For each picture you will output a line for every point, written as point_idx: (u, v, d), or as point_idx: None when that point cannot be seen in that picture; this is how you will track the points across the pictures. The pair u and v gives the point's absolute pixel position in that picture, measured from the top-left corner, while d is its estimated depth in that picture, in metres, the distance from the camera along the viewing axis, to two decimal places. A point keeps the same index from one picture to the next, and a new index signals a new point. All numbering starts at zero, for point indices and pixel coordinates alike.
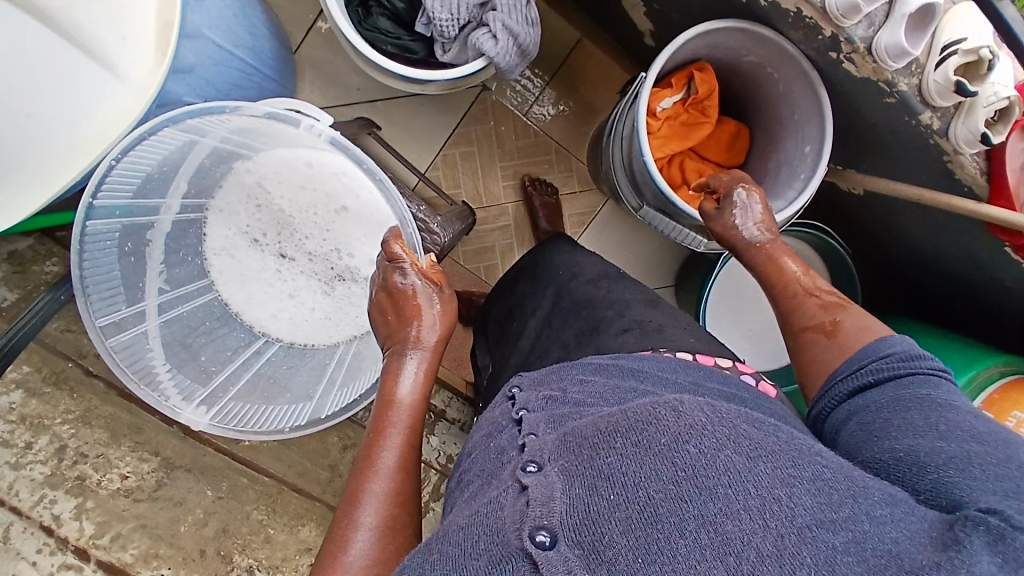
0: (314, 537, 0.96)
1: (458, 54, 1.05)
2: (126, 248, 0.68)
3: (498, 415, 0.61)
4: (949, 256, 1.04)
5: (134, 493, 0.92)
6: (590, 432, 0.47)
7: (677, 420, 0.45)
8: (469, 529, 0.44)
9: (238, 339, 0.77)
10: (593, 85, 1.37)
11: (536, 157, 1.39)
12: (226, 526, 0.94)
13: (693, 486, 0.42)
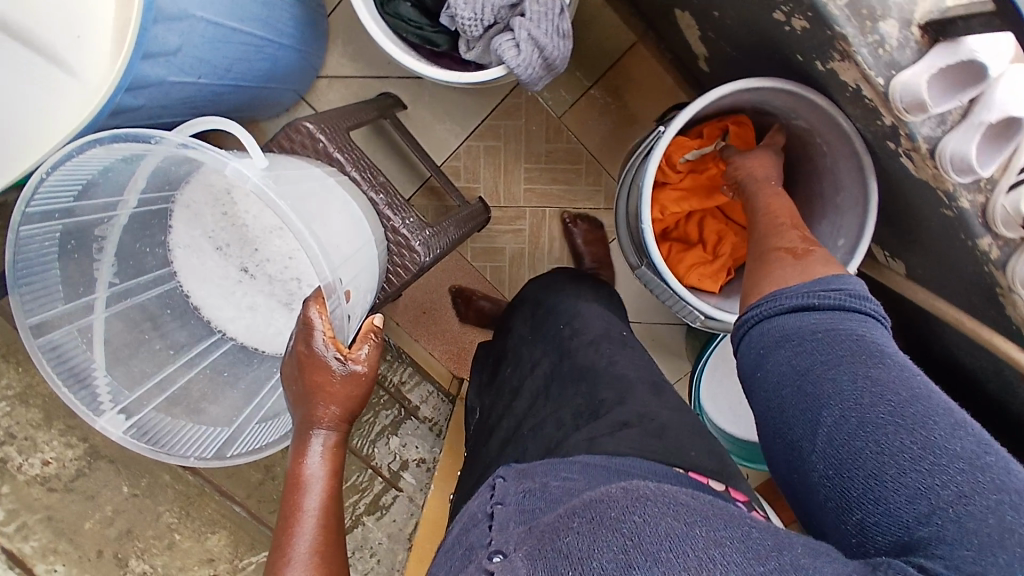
0: (221, 547, 0.94)
1: (482, 55, 0.96)
2: (69, 245, 0.67)
3: (474, 505, 0.52)
4: (987, 384, 0.91)
5: (48, 482, 0.87)
6: (547, 525, 0.42)
7: (626, 496, 0.41)
8: None
9: (185, 336, 0.76)
10: (640, 96, 1.25)
11: (565, 164, 1.29)
12: (132, 527, 0.91)
13: (643, 557, 0.36)
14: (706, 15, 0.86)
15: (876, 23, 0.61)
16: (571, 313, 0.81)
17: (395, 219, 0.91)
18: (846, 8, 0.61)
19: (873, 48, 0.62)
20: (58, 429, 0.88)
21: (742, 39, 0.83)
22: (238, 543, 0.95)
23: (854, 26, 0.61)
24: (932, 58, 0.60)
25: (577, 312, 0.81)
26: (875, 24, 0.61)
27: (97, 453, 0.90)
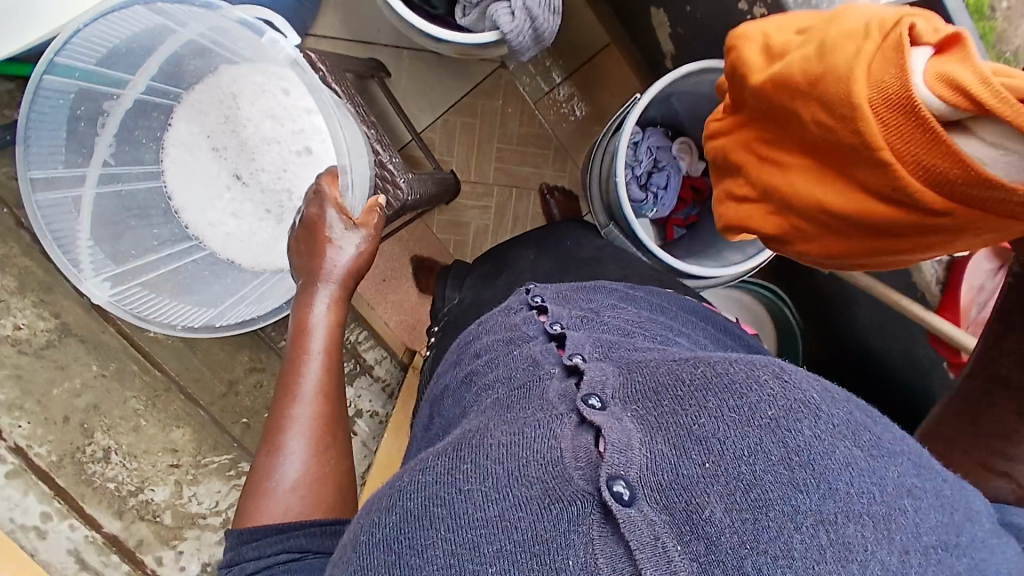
0: (184, 441, 0.98)
1: (476, 22, 1.05)
2: (80, 115, 0.71)
3: (519, 320, 0.61)
4: (894, 358, 1.07)
5: (19, 345, 0.93)
6: (667, 381, 0.48)
7: (785, 394, 0.44)
8: (514, 451, 0.45)
9: (170, 235, 0.79)
10: (608, 93, 1.38)
11: (535, 148, 1.38)
12: (98, 403, 0.96)
13: (803, 467, 0.41)
14: (677, 10, 1.00)
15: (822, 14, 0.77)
16: (561, 234, 0.89)
17: (383, 155, 0.95)
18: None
19: None
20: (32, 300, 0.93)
21: (708, 31, 0.96)
22: (200, 441, 0.98)
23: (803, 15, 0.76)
24: None
25: (585, 238, 0.88)
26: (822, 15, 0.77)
27: (67, 330, 0.95)
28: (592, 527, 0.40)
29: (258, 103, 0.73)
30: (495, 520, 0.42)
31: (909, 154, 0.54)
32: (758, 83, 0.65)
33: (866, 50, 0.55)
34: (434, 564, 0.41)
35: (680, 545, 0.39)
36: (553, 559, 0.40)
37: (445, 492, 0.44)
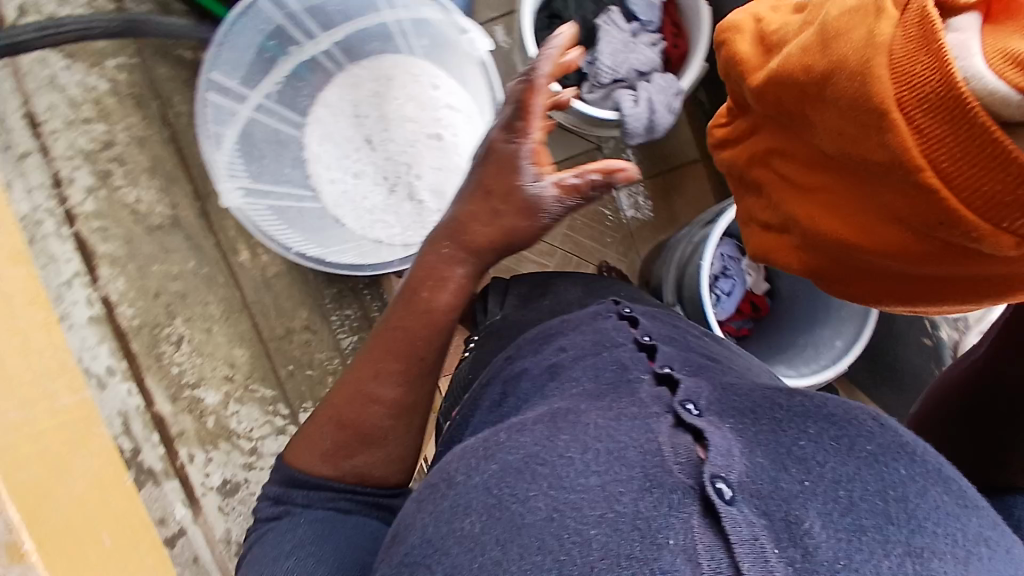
0: (241, 361, 0.96)
1: (599, 100, 1.17)
2: (263, 39, 0.82)
3: (611, 327, 0.66)
4: None
5: (137, 215, 0.95)
6: (770, 409, 0.51)
7: (884, 435, 0.49)
8: (616, 436, 0.48)
9: (293, 176, 0.88)
10: (683, 202, 1.48)
11: (606, 227, 1.47)
12: (186, 292, 0.95)
13: (898, 505, 0.43)
14: None
15: None
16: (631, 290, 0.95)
17: None
18: None
19: None
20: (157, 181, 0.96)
21: None
22: (256, 365, 0.97)
23: None
24: None
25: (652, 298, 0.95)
26: None
27: (180, 222, 0.97)
28: (694, 521, 0.41)
29: (409, 91, 0.90)
30: (597, 488, 0.44)
31: (940, 160, 0.46)
32: (757, 83, 0.59)
33: (882, 34, 0.47)
34: (535, 513, 0.43)
35: (777, 544, 0.40)
36: (656, 534, 0.41)
37: (547, 454, 0.47)
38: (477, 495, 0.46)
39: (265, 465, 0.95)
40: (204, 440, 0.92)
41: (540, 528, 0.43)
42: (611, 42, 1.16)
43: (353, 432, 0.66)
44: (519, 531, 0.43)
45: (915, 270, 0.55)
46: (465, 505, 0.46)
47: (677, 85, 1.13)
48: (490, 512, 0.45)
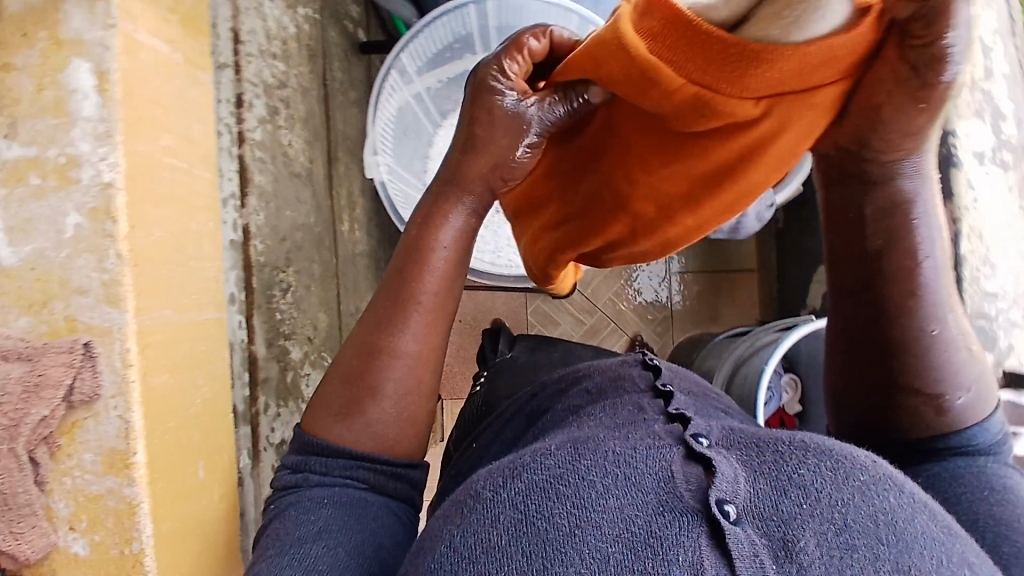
0: (320, 328, 0.93)
1: None
2: (455, 40, 0.89)
3: (637, 377, 0.65)
4: None
5: (287, 159, 0.87)
6: (767, 438, 0.45)
7: (874, 468, 0.43)
8: (626, 460, 0.43)
9: (417, 166, 0.95)
10: (725, 305, 1.49)
11: (650, 305, 1.48)
12: (294, 250, 0.89)
13: (891, 529, 0.38)
14: None
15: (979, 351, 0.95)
16: None
17: None
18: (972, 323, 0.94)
19: None
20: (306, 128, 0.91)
21: None
22: (330, 337, 0.95)
23: None
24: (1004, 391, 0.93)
25: None
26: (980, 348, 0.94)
27: (307, 175, 0.91)
28: (702, 544, 0.37)
29: None
30: (614, 508, 0.40)
31: (684, 64, 0.42)
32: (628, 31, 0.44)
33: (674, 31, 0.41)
34: (556, 529, 0.39)
35: (777, 566, 0.36)
36: (667, 553, 0.37)
37: (567, 472, 0.43)
38: (501, 509, 0.41)
39: None
40: (282, 394, 0.87)
41: (560, 544, 0.38)
42: None
43: (354, 411, 0.62)
44: (544, 545, 0.38)
45: (658, 212, 0.59)
46: (486, 516, 0.41)
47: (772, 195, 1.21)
48: (514, 527, 0.40)
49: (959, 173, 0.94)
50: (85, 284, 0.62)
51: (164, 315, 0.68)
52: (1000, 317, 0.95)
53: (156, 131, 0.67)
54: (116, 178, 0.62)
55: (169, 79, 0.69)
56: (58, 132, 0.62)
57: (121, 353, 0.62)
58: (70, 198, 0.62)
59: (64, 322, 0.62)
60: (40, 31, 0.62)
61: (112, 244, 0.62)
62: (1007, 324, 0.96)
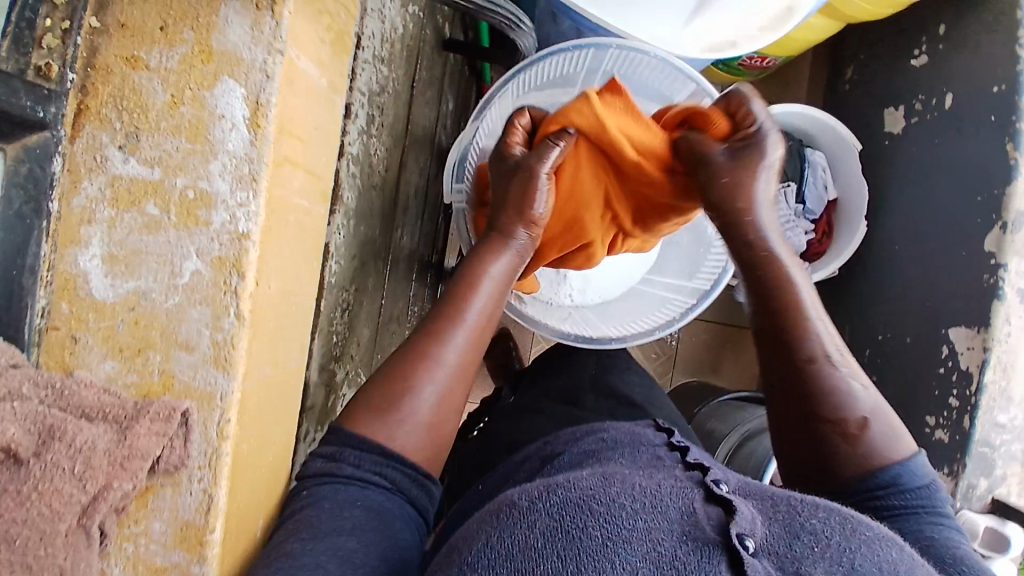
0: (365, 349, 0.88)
1: None
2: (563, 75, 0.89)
3: (651, 435, 0.68)
4: None
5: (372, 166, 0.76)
6: (779, 496, 0.54)
7: (873, 527, 0.51)
8: (654, 496, 0.50)
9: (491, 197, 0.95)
10: (728, 360, 1.50)
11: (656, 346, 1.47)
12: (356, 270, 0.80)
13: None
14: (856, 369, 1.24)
15: (977, 478, 0.97)
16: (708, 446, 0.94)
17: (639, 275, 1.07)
18: (978, 450, 0.97)
19: (969, 486, 0.97)
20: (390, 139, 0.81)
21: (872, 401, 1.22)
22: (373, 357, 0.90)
23: (973, 463, 0.97)
24: (989, 518, 0.94)
25: None
26: (979, 474, 0.97)
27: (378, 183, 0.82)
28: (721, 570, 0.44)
29: None
30: (644, 530, 0.46)
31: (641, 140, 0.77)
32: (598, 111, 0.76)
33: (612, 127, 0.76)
34: (591, 539, 0.45)
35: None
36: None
37: (599, 494, 0.49)
38: (539, 515, 0.47)
39: None
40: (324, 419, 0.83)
41: (595, 554, 0.44)
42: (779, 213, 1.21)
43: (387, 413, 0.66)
44: (579, 552, 0.44)
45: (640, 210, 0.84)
46: (522, 521, 0.47)
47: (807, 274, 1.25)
48: (552, 530, 0.46)
49: (1002, 306, 0.97)
50: (193, 338, 0.55)
51: (261, 370, 0.59)
52: (1002, 449, 0.96)
53: (294, 167, 0.59)
54: (253, 229, 0.55)
55: (313, 108, 0.61)
56: (190, 160, 0.55)
57: (218, 422, 0.55)
58: (192, 238, 0.55)
59: (159, 376, 0.56)
60: (186, 33, 0.55)
61: (234, 301, 0.55)
62: (1007, 457, 0.96)
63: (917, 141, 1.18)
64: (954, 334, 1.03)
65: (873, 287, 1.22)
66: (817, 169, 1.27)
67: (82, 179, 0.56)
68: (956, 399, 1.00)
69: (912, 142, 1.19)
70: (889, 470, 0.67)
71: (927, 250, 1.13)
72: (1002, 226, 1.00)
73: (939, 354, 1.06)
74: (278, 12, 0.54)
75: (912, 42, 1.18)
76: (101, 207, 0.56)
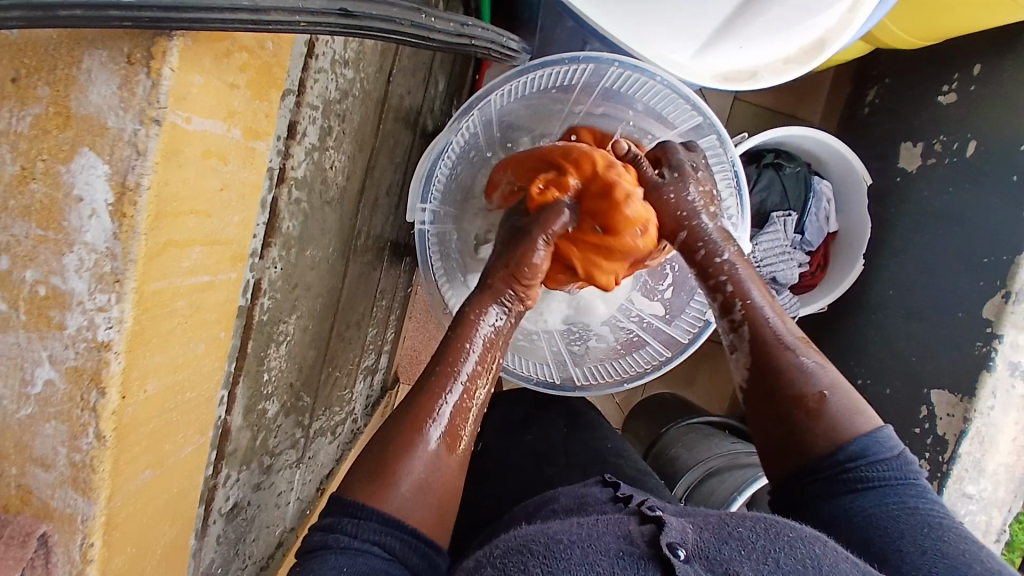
0: (324, 394, 0.79)
1: None
2: (554, 86, 0.77)
3: (596, 489, 0.63)
4: None
5: (323, 189, 0.57)
6: (712, 518, 0.53)
7: (787, 530, 0.50)
8: (579, 540, 0.49)
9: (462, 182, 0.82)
10: (707, 378, 1.41)
11: None
12: (322, 324, 0.69)
13: (818, 569, 0.46)
14: None
15: None
16: None
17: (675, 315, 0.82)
18: None
19: None
20: (352, 138, 0.63)
21: None
22: (326, 396, 0.82)
23: None
24: None
25: None
26: None
27: (344, 207, 0.67)
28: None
29: None
30: (578, 564, 0.45)
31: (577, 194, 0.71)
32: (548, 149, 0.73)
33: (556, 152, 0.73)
34: None
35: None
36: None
37: (538, 537, 0.50)
38: (485, 569, 0.48)
39: (310, 481, 0.85)
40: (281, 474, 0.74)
41: None
42: (774, 240, 1.14)
43: (386, 489, 0.56)
44: None
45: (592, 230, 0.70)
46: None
47: (796, 310, 1.19)
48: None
49: (990, 377, 0.94)
50: (49, 456, 0.33)
51: (138, 480, 0.36)
52: (966, 518, 0.94)
53: (182, 248, 0.34)
54: (117, 337, 0.32)
55: (217, 172, 0.36)
56: (39, 251, 0.32)
57: (80, 547, 0.34)
58: (44, 343, 0.33)
59: (16, 490, 0.35)
60: (41, 84, 0.31)
61: (93, 421, 0.32)
62: (971, 526, 0.95)
63: (931, 183, 1.10)
64: (936, 397, 0.99)
65: (860, 329, 1.16)
66: (821, 201, 1.19)
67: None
68: (927, 461, 0.97)
69: (924, 183, 1.11)
70: (845, 445, 0.59)
71: (920, 302, 1.07)
72: (1006, 296, 0.95)
73: (917, 412, 1.02)
74: (158, 68, 0.31)
75: (942, 78, 1.10)
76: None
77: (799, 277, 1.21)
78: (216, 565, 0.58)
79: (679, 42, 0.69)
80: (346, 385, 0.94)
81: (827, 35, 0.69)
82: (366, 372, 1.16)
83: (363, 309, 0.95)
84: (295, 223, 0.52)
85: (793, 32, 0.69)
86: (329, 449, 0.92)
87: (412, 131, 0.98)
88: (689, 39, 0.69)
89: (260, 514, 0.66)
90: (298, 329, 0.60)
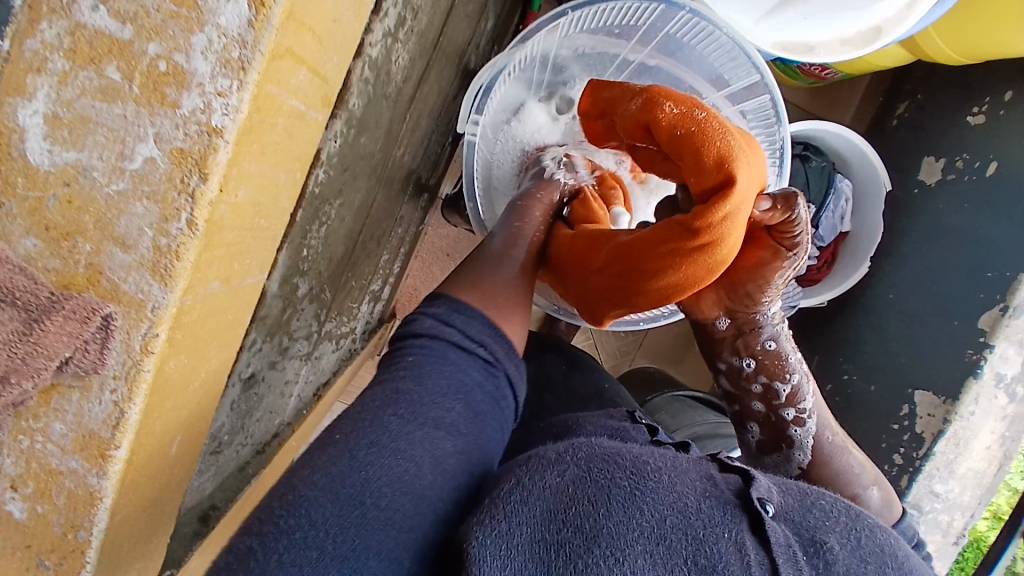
0: (338, 299, 0.80)
1: None
2: (617, 24, 0.78)
3: (640, 424, 0.62)
4: None
5: (390, 74, 0.57)
6: (792, 482, 0.50)
7: (866, 516, 0.47)
8: (668, 466, 0.46)
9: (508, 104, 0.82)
10: (697, 359, 1.44)
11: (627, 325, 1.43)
12: (355, 222, 0.69)
13: (892, 557, 0.44)
14: None
15: None
16: None
17: None
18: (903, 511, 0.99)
19: None
20: (416, 41, 0.63)
21: None
22: (339, 303, 0.82)
23: None
24: None
25: None
26: None
27: (399, 105, 0.67)
28: (744, 530, 0.41)
29: None
30: (667, 488, 0.43)
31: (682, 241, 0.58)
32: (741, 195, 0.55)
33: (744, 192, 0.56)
34: (621, 488, 0.42)
35: (807, 558, 0.41)
36: (709, 545, 0.40)
37: (623, 453, 0.46)
38: (568, 465, 0.45)
39: (313, 378, 0.86)
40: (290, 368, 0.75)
41: (623, 501, 0.42)
42: None
43: (488, 301, 0.64)
44: (609, 497, 0.42)
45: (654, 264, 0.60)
46: (552, 468, 0.44)
47: (796, 300, 1.22)
48: (580, 480, 0.43)
49: (975, 384, 0.98)
50: (132, 236, 0.35)
51: (207, 288, 0.38)
52: (928, 514, 0.99)
53: (295, 64, 0.36)
54: (229, 127, 0.33)
55: (335, 2, 0.37)
56: (164, 29, 0.33)
57: (144, 338, 0.36)
58: (153, 121, 0.34)
59: (84, 269, 0.36)
60: None
61: (187, 209, 0.34)
62: (931, 522, 1.00)
63: (947, 198, 1.13)
64: (919, 398, 1.04)
65: (856, 327, 1.20)
66: (840, 199, 1.20)
67: (40, 19, 0.34)
68: (900, 457, 1.02)
69: (941, 197, 1.14)
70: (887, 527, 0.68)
71: (920, 308, 1.10)
72: (1004, 309, 0.99)
73: (898, 410, 1.06)
74: None
75: (974, 99, 1.11)
76: (50, 54, 0.34)
77: (805, 270, 1.24)
78: (225, 430, 0.60)
79: (742, 3, 0.71)
80: (357, 298, 0.95)
81: (887, 25, 0.70)
82: (371, 297, 1.15)
83: (385, 227, 0.95)
84: (361, 100, 0.52)
85: (854, 12, 0.69)
86: (333, 358, 0.92)
87: (460, 60, 0.97)
88: (752, 1, 0.71)
89: (267, 397, 0.67)
90: (337, 217, 0.60)
